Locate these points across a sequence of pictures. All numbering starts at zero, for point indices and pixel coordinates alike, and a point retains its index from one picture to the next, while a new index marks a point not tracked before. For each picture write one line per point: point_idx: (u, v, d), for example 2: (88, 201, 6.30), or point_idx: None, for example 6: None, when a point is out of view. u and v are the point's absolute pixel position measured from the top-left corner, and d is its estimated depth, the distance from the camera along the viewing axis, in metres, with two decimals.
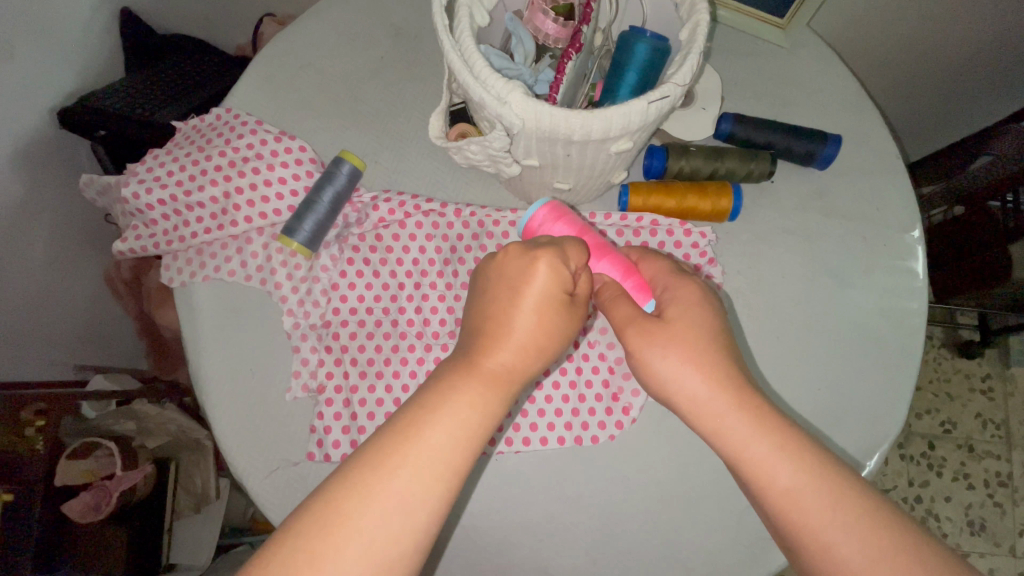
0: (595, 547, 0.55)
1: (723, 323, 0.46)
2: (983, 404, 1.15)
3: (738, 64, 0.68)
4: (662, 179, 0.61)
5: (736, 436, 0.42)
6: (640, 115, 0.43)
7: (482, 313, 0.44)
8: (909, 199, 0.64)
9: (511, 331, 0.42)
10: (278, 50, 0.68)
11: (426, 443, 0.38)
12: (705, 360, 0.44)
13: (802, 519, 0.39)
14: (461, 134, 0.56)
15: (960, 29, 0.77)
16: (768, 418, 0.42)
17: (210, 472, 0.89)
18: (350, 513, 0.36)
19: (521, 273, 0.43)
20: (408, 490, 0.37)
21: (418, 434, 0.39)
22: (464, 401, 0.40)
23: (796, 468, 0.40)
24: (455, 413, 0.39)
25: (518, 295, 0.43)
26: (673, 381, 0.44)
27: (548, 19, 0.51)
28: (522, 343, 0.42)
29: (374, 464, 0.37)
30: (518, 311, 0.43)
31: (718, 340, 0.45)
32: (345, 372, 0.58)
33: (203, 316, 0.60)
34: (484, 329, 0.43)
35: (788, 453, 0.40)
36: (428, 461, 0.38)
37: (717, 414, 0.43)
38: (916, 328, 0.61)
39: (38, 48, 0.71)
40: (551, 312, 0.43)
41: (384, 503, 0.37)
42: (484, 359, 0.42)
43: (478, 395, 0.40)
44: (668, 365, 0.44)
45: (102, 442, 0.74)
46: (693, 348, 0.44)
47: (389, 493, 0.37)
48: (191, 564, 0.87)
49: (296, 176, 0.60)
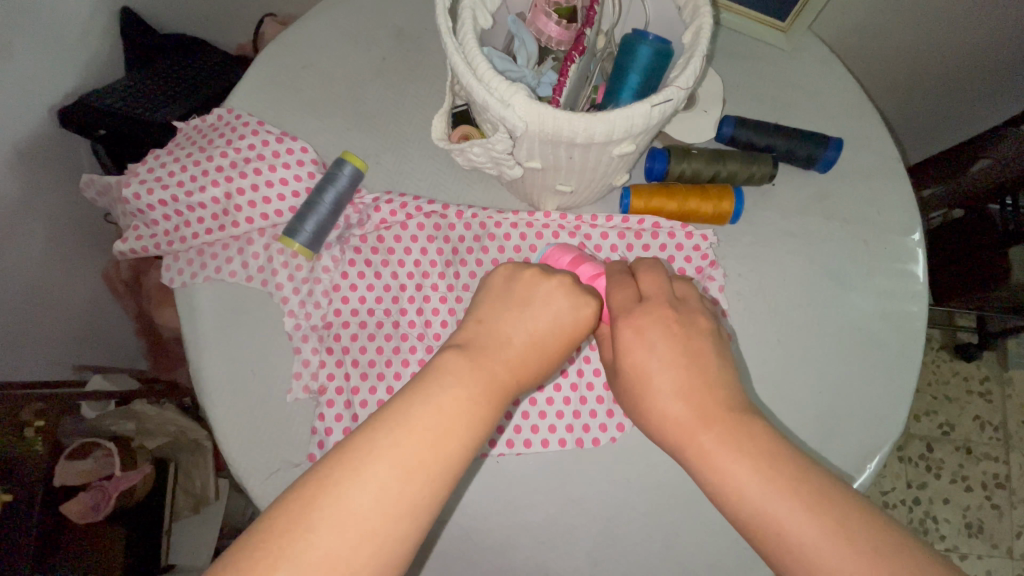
0: (596, 549, 0.55)
1: (680, 342, 0.44)
2: (981, 407, 1.15)
3: (741, 67, 0.68)
4: (663, 181, 0.61)
5: (703, 454, 0.40)
6: (643, 118, 0.43)
7: (499, 315, 0.45)
8: (909, 202, 0.64)
9: (529, 338, 0.43)
10: (280, 51, 0.68)
11: (434, 435, 0.37)
12: (655, 398, 0.42)
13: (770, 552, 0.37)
14: (463, 136, 0.55)
15: (960, 32, 0.77)
16: (722, 448, 0.39)
17: (209, 472, 0.89)
18: (347, 502, 0.34)
19: (548, 287, 0.45)
20: (410, 485, 0.35)
21: (427, 425, 0.37)
22: (475, 398, 0.39)
23: (753, 502, 0.37)
24: (465, 410, 0.38)
25: (541, 305, 0.45)
26: (640, 421, 0.44)
27: (551, 21, 0.51)
28: (536, 349, 0.43)
29: (377, 453, 0.36)
30: (538, 320, 0.44)
31: (668, 371, 0.43)
32: (347, 373, 0.58)
33: (203, 316, 0.60)
34: (498, 331, 0.43)
35: (743, 483, 0.38)
36: (433, 455, 0.36)
37: (678, 451, 0.41)
38: (916, 331, 0.61)
39: (39, 46, 0.71)
40: (575, 328, 0.45)
41: (385, 494, 0.35)
42: (494, 359, 0.42)
43: (488, 394, 0.40)
44: (633, 407, 0.45)
45: (101, 442, 0.76)
46: (642, 388, 0.43)
47: (390, 484, 0.35)
48: (190, 564, 0.86)
49: (298, 177, 0.60)
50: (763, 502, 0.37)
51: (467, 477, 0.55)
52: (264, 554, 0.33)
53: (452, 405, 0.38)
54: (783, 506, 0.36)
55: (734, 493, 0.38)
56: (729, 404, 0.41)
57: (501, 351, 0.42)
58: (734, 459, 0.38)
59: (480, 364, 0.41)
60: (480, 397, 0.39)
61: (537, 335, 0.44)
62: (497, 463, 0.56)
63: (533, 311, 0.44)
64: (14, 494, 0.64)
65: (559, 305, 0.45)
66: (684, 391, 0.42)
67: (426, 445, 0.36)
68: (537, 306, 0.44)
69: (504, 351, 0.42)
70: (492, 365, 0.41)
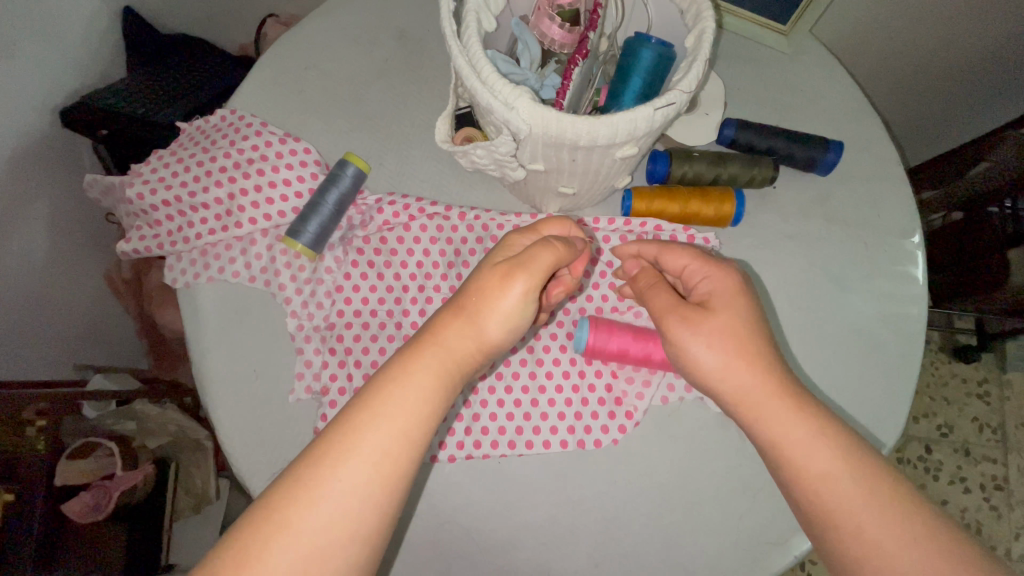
0: (597, 549, 0.55)
1: (752, 326, 0.49)
2: (980, 409, 1.16)
3: (742, 70, 0.68)
4: (665, 184, 0.62)
5: (777, 427, 0.46)
6: (646, 121, 0.43)
7: (444, 309, 0.45)
8: (909, 205, 0.65)
9: (471, 332, 0.44)
10: (284, 51, 0.68)
11: (376, 442, 0.40)
12: (751, 349, 0.48)
13: (839, 510, 0.43)
14: (466, 138, 0.56)
15: (959, 36, 0.78)
16: (810, 411, 0.46)
17: (210, 472, 0.89)
18: (299, 517, 0.38)
19: (495, 272, 0.45)
20: (361, 489, 0.39)
21: (370, 433, 0.40)
22: (414, 398, 0.42)
23: (814, 473, 0.44)
24: (406, 413, 0.41)
25: (483, 292, 0.44)
26: (719, 363, 0.47)
27: (555, 24, 0.50)
28: (480, 343, 0.44)
29: (328, 455, 0.40)
30: (485, 310, 0.44)
31: (761, 329, 0.49)
32: (349, 374, 0.58)
33: (207, 316, 0.60)
34: (442, 324, 0.44)
35: (828, 444, 0.45)
36: (377, 460, 0.40)
37: (749, 420, 0.47)
38: (915, 333, 0.61)
39: (42, 46, 0.71)
40: (518, 315, 0.45)
41: (337, 503, 0.39)
42: (434, 345, 0.44)
43: (430, 390, 0.42)
44: (720, 350, 0.47)
45: (102, 442, 0.75)
46: (737, 336, 0.48)
47: (338, 494, 0.39)
48: (190, 564, 0.87)
49: (301, 178, 0.60)
50: (832, 477, 0.44)
51: (469, 478, 0.56)
52: (240, 548, 0.37)
53: (392, 399, 0.41)
54: (861, 468, 0.44)
55: (809, 459, 0.44)
56: (800, 388, 0.47)
57: (441, 335, 0.44)
58: (816, 422, 0.45)
59: (420, 361, 0.43)
60: (420, 394, 0.42)
61: (481, 328, 0.44)
62: (500, 462, 0.56)
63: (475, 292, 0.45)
64: (14, 494, 0.65)
65: (506, 291, 0.44)
66: (774, 353, 0.48)
67: (369, 452, 0.40)
68: (483, 296, 0.44)
69: (446, 349, 0.44)
70: (434, 360, 0.43)
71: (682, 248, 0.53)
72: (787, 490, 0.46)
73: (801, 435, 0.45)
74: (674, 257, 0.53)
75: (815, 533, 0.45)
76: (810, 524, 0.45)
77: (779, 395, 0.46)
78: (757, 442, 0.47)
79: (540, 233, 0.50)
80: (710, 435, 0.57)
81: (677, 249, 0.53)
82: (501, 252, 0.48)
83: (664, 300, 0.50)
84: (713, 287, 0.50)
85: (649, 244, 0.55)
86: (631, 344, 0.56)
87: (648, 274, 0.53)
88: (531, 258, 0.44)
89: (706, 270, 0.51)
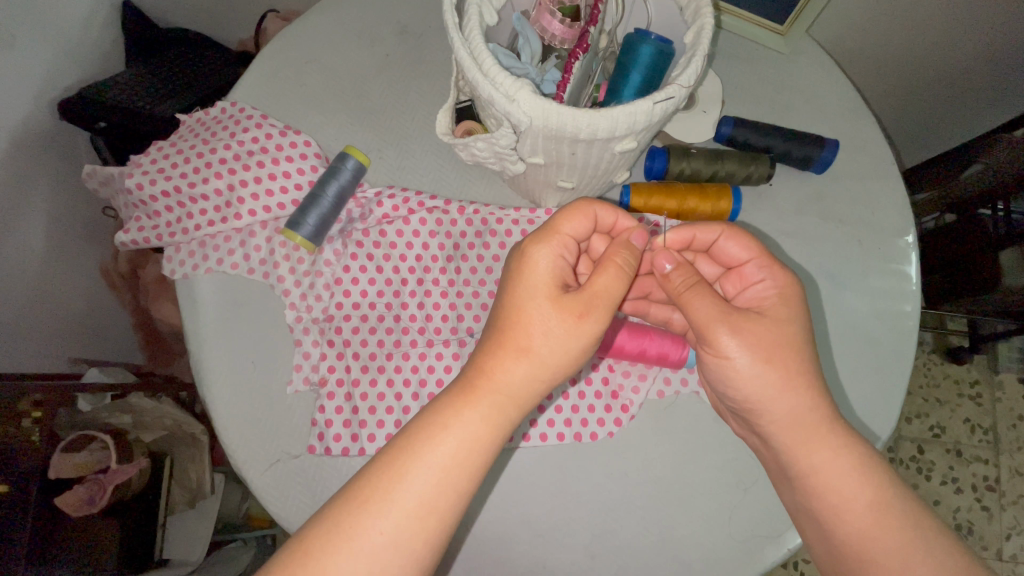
0: (594, 542, 0.55)
1: (807, 347, 0.48)
2: (972, 410, 1.17)
3: (739, 69, 0.69)
4: (663, 179, 0.62)
5: (825, 451, 0.46)
6: (646, 115, 0.43)
7: (498, 347, 0.44)
8: (904, 204, 0.65)
9: (534, 376, 0.44)
10: (285, 45, 0.68)
11: (423, 494, 0.40)
12: (805, 370, 0.47)
13: (874, 543, 0.44)
14: (466, 131, 0.57)
15: (954, 42, 0.79)
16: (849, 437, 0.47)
17: (205, 468, 0.86)
18: (336, 565, 0.38)
19: (558, 311, 0.44)
20: (402, 544, 0.39)
21: (416, 484, 0.40)
22: (467, 447, 0.42)
23: (847, 500, 0.45)
24: (458, 465, 0.41)
25: (549, 331, 0.44)
26: (771, 381, 0.47)
27: (555, 20, 0.51)
28: (540, 388, 0.45)
29: (373, 506, 0.40)
30: (542, 347, 0.44)
31: (813, 348, 0.49)
32: (347, 365, 0.58)
33: (205, 307, 0.60)
34: (499, 365, 0.44)
35: (869, 475, 0.46)
36: (421, 513, 0.40)
37: (798, 445, 0.47)
38: (909, 330, 0.62)
39: (40, 39, 0.71)
40: (582, 352, 0.45)
41: (377, 556, 0.39)
42: (484, 388, 0.43)
43: (478, 436, 0.42)
44: (773, 368, 0.47)
45: (96, 435, 0.73)
46: (790, 355, 0.47)
47: (379, 547, 0.39)
48: (184, 560, 0.85)
49: (301, 171, 0.60)
50: (867, 504, 0.45)
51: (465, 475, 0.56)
52: None
53: (444, 448, 0.41)
54: (898, 499, 0.45)
55: (846, 485, 0.46)
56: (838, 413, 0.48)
57: (494, 377, 0.44)
58: (855, 451, 0.46)
59: (475, 406, 0.43)
60: (472, 441, 0.42)
61: (545, 373, 0.44)
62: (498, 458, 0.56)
63: (531, 328, 0.44)
64: (8, 486, 0.66)
65: (570, 328, 0.44)
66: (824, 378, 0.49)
67: (414, 503, 0.40)
68: (537, 331, 0.44)
69: (504, 392, 0.43)
70: (489, 407, 0.43)
71: (747, 239, 0.52)
72: (812, 513, 0.47)
73: (842, 465, 0.46)
74: (738, 247, 0.53)
75: (845, 564, 0.46)
76: (842, 555, 0.46)
77: (830, 422, 0.47)
78: (793, 463, 0.48)
79: (569, 238, 0.48)
80: (706, 429, 0.58)
81: (740, 241, 0.52)
82: (551, 274, 0.46)
83: (708, 302, 0.48)
84: (769, 296, 0.50)
85: (712, 227, 0.53)
86: (627, 340, 0.56)
87: (687, 271, 0.49)
88: (599, 296, 0.45)
89: (767, 274, 0.51)
